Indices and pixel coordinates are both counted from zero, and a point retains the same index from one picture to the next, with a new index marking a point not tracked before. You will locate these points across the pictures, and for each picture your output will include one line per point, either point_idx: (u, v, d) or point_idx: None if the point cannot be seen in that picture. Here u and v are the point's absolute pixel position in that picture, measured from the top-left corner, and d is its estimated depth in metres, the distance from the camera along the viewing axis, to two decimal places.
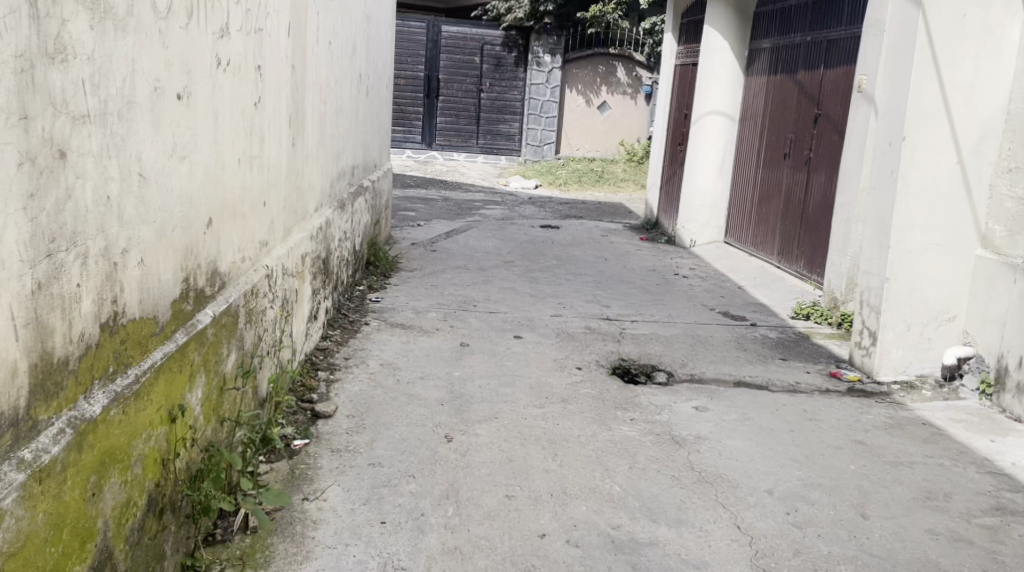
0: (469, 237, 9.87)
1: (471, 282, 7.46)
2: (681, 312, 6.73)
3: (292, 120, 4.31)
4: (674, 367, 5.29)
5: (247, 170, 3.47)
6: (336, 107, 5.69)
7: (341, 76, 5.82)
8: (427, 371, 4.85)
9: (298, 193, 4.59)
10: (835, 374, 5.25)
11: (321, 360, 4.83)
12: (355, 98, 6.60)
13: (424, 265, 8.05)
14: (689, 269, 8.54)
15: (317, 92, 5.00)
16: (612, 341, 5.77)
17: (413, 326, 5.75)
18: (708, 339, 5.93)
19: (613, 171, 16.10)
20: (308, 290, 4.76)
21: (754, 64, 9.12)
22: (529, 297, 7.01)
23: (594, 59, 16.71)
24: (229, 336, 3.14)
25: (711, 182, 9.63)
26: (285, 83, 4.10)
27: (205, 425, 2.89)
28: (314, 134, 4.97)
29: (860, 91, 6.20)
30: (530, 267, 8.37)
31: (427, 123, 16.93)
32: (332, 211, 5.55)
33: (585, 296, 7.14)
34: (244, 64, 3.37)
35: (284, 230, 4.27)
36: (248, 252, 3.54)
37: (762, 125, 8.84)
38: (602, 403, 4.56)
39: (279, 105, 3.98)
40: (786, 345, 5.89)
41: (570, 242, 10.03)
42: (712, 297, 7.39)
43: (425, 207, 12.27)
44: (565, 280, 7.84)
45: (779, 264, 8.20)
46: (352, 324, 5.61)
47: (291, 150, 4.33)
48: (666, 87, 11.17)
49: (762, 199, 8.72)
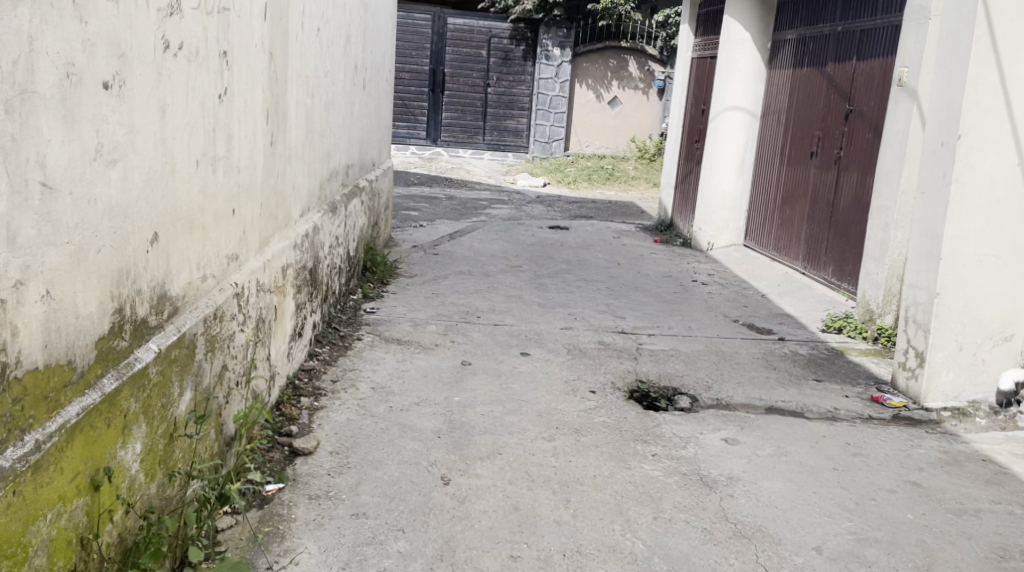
0: (474, 239, 9.37)
1: (474, 290, 6.95)
2: (701, 325, 6.21)
3: (270, 114, 3.82)
4: (697, 390, 4.78)
5: (210, 173, 2.98)
6: (326, 102, 5.19)
7: (332, 68, 5.32)
8: (423, 396, 4.34)
9: (279, 197, 4.10)
10: (878, 399, 4.72)
11: (305, 383, 4.33)
12: (350, 92, 6.10)
13: (425, 270, 7.55)
14: (707, 275, 8.02)
15: (303, 84, 4.50)
16: (627, 359, 5.26)
17: (410, 341, 5.25)
18: (733, 356, 5.41)
19: (624, 169, 15.59)
20: (290, 305, 4.26)
21: (778, 56, 8.60)
22: (537, 307, 6.49)
23: (605, 53, 16.19)
24: (181, 373, 2.64)
25: (731, 181, 9.11)
26: (261, 73, 3.61)
27: (146, 484, 2.40)
28: (300, 131, 4.47)
29: (901, 85, 5.70)
30: (538, 273, 7.86)
31: (431, 118, 16.42)
32: (322, 216, 5.05)
33: (597, 305, 6.63)
34: (205, 49, 2.87)
35: (261, 240, 3.77)
36: (211, 269, 3.04)
37: (786, 121, 8.32)
38: (620, 435, 4.05)
39: (251, 99, 3.48)
40: (819, 363, 5.37)
41: (580, 244, 9.52)
42: (734, 307, 6.87)
43: (429, 207, 11.76)
44: (576, 287, 7.33)
45: (804, 270, 7.68)
46: (343, 340, 5.11)
47: (270, 147, 3.84)
48: (682, 81, 10.65)
49: (785, 201, 8.20)
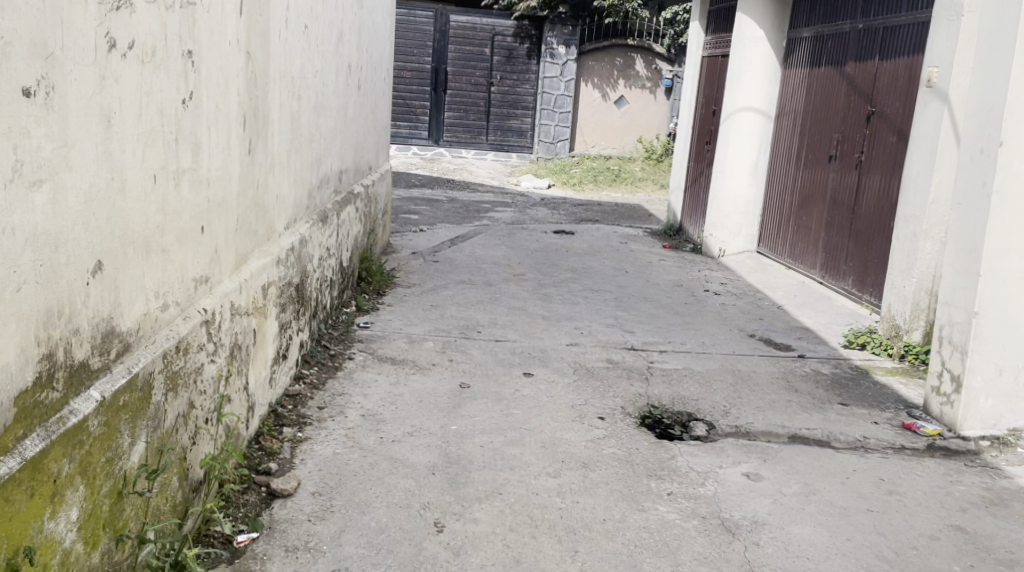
0: (476, 245, 9.02)
1: (475, 301, 6.61)
2: (715, 340, 5.86)
3: (249, 119, 3.48)
4: (713, 415, 4.43)
5: (173, 188, 2.64)
6: (316, 105, 4.84)
7: (323, 68, 4.98)
8: (417, 425, 3.99)
9: (261, 209, 3.76)
10: (910, 426, 4.36)
11: (289, 411, 3.98)
12: (343, 94, 5.76)
13: (423, 279, 7.21)
14: (719, 284, 7.67)
15: (289, 85, 4.16)
16: (638, 380, 4.91)
17: (405, 360, 4.90)
18: (750, 377, 5.06)
19: (631, 170, 15.25)
20: (273, 325, 3.91)
21: (794, 55, 8.25)
22: (541, 320, 6.15)
23: (611, 51, 15.85)
24: (134, 419, 2.31)
25: (743, 185, 8.77)
26: (236, 75, 3.27)
27: (86, 555, 2.09)
28: (285, 137, 4.14)
29: (929, 86, 5.36)
30: (542, 282, 7.51)
31: (433, 118, 16.07)
32: (310, 227, 4.71)
33: (605, 318, 6.28)
34: (166, 48, 2.54)
35: (239, 257, 3.44)
36: (176, 296, 2.71)
37: (804, 123, 7.97)
38: (631, 470, 3.70)
39: (225, 103, 3.14)
40: (844, 384, 5.02)
41: (586, 250, 9.17)
42: (749, 320, 6.52)
43: (430, 210, 11.41)
44: (582, 297, 6.99)
45: (822, 279, 7.34)
46: (333, 360, 4.76)
47: (249, 154, 3.50)
48: (692, 80, 10.29)
49: (802, 206, 7.85)
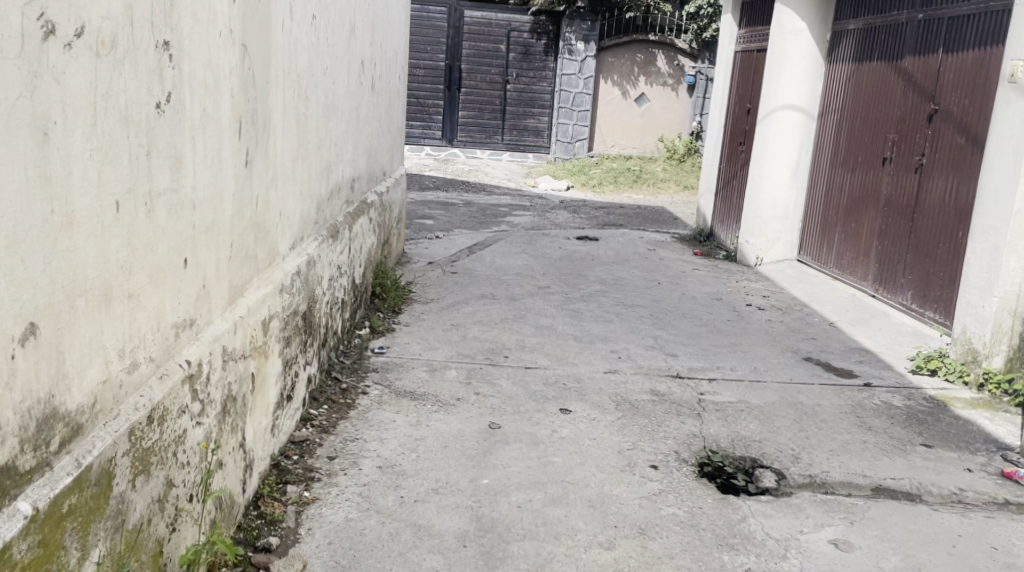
0: (496, 254, 8.46)
1: (499, 319, 6.05)
2: (768, 365, 5.28)
3: (247, 123, 2.92)
4: (782, 462, 3.84)
5: (145, 217, 2.09)
6: (325, 106, 4.28)
7: (333, 65, 4.42)
8: (443, 479, 3.42)
9: (262, 231, 3.20)
10: (1011, 475, 3.79)
11: (294, 463, 3.42)
12: (355, 94, 5.20)
13: (441, 293, 6.65)
14: (762, 299, 7.09)
15: (294, 86, 3.60)
16: (690, 416, 4.33)
17: (426, 395, 4.32)
18: (816, 413, 4.48)
19: (652, 171, 14.68)
20: (275, 363, 3.34)
21: (841, 48, 7.66)
22: (573, 341, 5.57)
23: (631, 47, 15.25)
24: (84, 527, 1.79)
25: (783, 189, 8.21)
26: (230, 71, 2.70)
27: None
28: (290, 145, 3.57)
29: (1013, 82, 4.79)
30: (570, 295, 6.94)
31: (447, 118, 15.51)
32: (319, 244, 4.15)
33: (643, 339, 5.70)
34: (134, 38, 1.98)
35: (235, 289, 2.87)
36: (150, 350, 2.15)
37: (853, 122, 7.37)
38: (698, 538, 3.14)
39: (214, 106, 2.58)
40: (922, 421, 4.44)
41: (614, 259, 8.60)
42: (800, 341, 5.94)
43: (445, 214, 10.85)
44: (614, 314, 6.42)
45: (878, 293, 6.74)
46: (345, 396, 4.19)
47: (246, 165, 2.94)
48: (724, 77, 9.71)
49: (851, 212, 7.27)
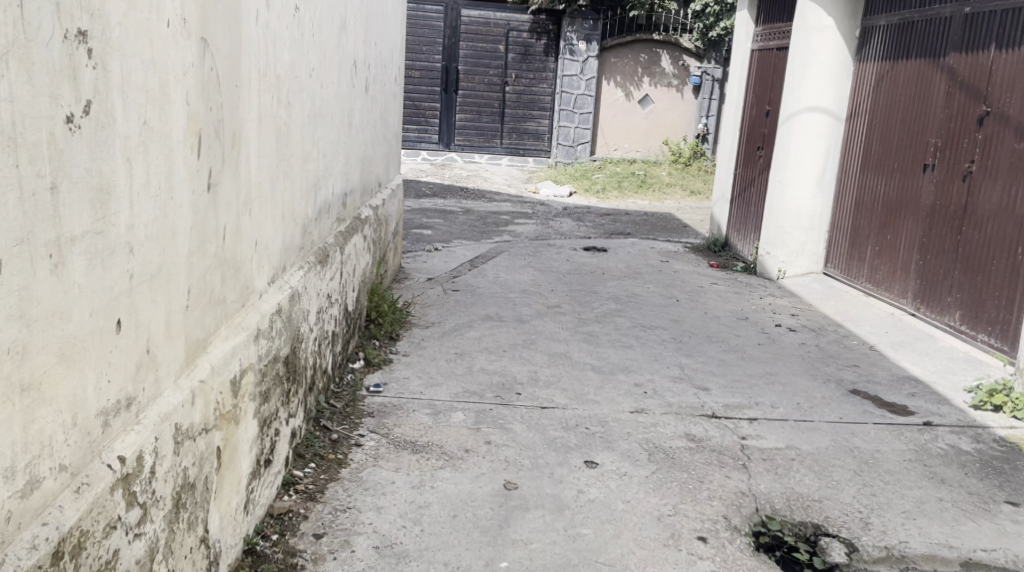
0: (499, 268, 7.89)
1: (507, 345, 5.48)
2: (813, 401, 4.72)
3: (209, 135, 2.33)
4: (850, 529, 3.28)
5: (49, 275, 1.52)
6: (311, 113, 3.70)
7: (321, 65, 3.84)
8: (454, 563, 2.85)
9: (231, 268, 2.61)
10: None
11: (273, 547, 2.83)
12: (347, 99, 4.62)
13: (443, 315, 6.08)
14: (791, 319, 6.53)
15: (273, 90, 3.01)
16: (734, 468, 3.76)
17: (429, 446, 3.72)
18: (878, 462, 3.93)
19: (657, 175, 14.12)
20: (249, 427, 2.75)
21: (874, 45, 7.13)
22: (591, 373, 4.99)
23: (634, 47, 14.70)
24: None
25: (808, 197, 7.71)
26: (184, 72, 2.11)
27: None
28: (267, 163, 2.98)
29: None
30: (583, 316, 6.37)
31: (444, 121, 14.93)
32: (305, 274, 3.56)
33: (668, 369, 5.13)
34: (22, 25, 1.40)
35: (195, 346, 2.28)
36: (58, 457, 1.57)
37: (890, 125, 6.84)
38: None
39: (164, 117, 2.00)
40: (998, 471, 3.89)
41: (626, 272, 8.03)
42: (841, 368, 5.39)
43: (443, 224, 10.28)
44: (633, 337, 5.85)
45: (922, 313, 6.23)
46: (335, 450, 3.60)
47: (208, 189, 2.35)
48: (740, 77, 9.17)
49: (888, 223, 6.77)
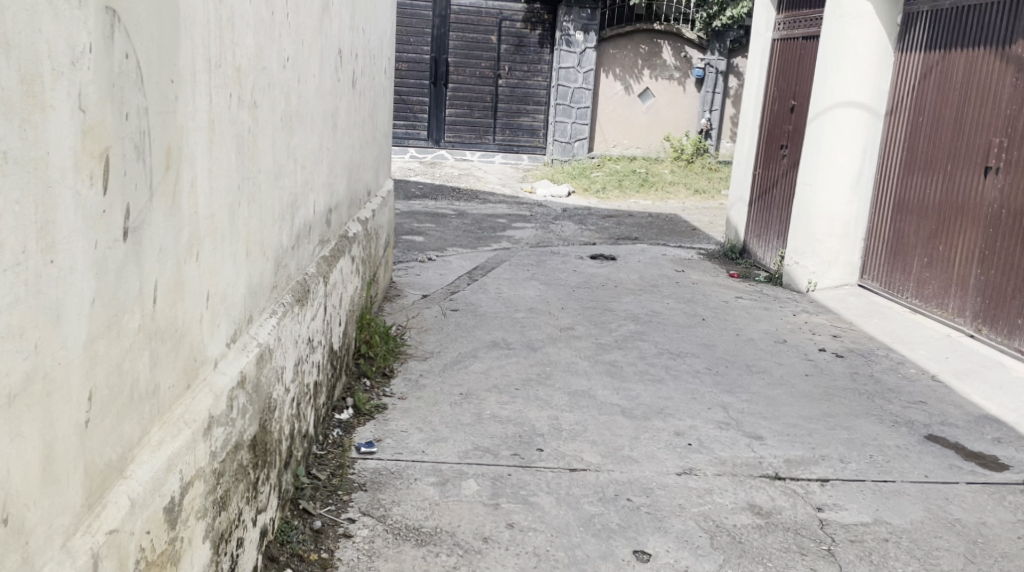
0: (501, 281, 7.12)
1: (520, 380, 4.72)
2: (887, 453, 3.99)
3: (124, 156, 1.56)
4: None
5: None
6: (287, 115, 2.94)
7: (298, 54, 3.06)
8: None
9: (167, 341, 1.83)
10: None
11: None
12: (332, 95, 3.84)
13: (443, 343, 5.31)
14: (836, 342, 5.80)
15: (232, 90, 2.23)
16: (819, 557, 3.02)
17: (438, 534, 2.97)
18: (990, 543, 3.20)
19: (659, 173, 13.40)
20: (199, 556, 1.99)
21: (919, 32, 6.41)
22: (622, 417, 4.24)
23: (635, 38, 13.96)
24: None
25: (843, 202, 7.00)
26: (74, 63, 1.36)
27: None
28: (224, 189, 2.19)
29: None
30: (601, 340, 5.61)
31: (433, 117, 14.11)
32: (279, 321, 2.80)
33: (711, 411, 4.39)
34: None
35: (101, 476, 1.52)
36: None
37: (940, 122, 6.13)
38: None
39: (31, 136, 1.24)
40: None
41: (641, 285, 7.28)
42: (906, 405, 4.66)
43: (436, 229, 9.49)
44: (663, 367, 5.10)
45: (986, 334, 5.53)
46: (318, 546, 2.84)
47: (124, 237, 1.57)
48: (759, 69, 8.42)
49: (939, 232, 6.05)
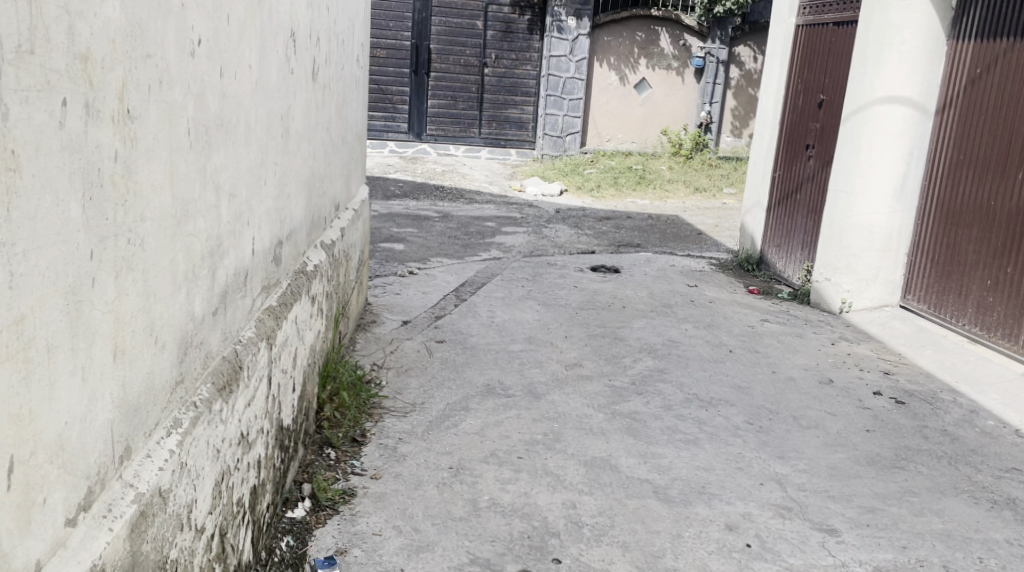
0: (493, 301, 6.20)
1: (524, 444, 3.80)
2: (1001, 555, 3.11)
3: None
4: None
5: None
6: (200, 121, 1.99)
7: (219, 34, 2.11)
8: None
9: None
10: None
11: None
12: (280, 91, 2.90)
13: (428, 390, 4.38)
14: (891, 383, 4.91)
15: (65, 91, 1.29)
16: None
17: None
18: None
19: (657, 169, 12.51)
20: None
21: (980, 17, 5.51)
22: (656, 501, 3.34)
23: (630, 24, 13.03)
24: None
25: (884, 211, 6.11)
26: None
27: None
28: (52, 266, 1.28)
29: None
30: (615, 382, 4.70)
31: (414, 107, 13.13)
32: (186, 433, 1.87)
33: (766, 490, 3.49)
34: None
35: None
36: None
37: (1009, 121, 5.23)
38: None
39: None
40: None
41: (652, 305, 6.37)
42: (1000, 475, 3.79)
43: (418, 235, 8.54)
44: (697, 421, 4.19)
45: None
46: None
47: None
48: (780, 58, 7.49)
49: (1007, 249, 5.18)
